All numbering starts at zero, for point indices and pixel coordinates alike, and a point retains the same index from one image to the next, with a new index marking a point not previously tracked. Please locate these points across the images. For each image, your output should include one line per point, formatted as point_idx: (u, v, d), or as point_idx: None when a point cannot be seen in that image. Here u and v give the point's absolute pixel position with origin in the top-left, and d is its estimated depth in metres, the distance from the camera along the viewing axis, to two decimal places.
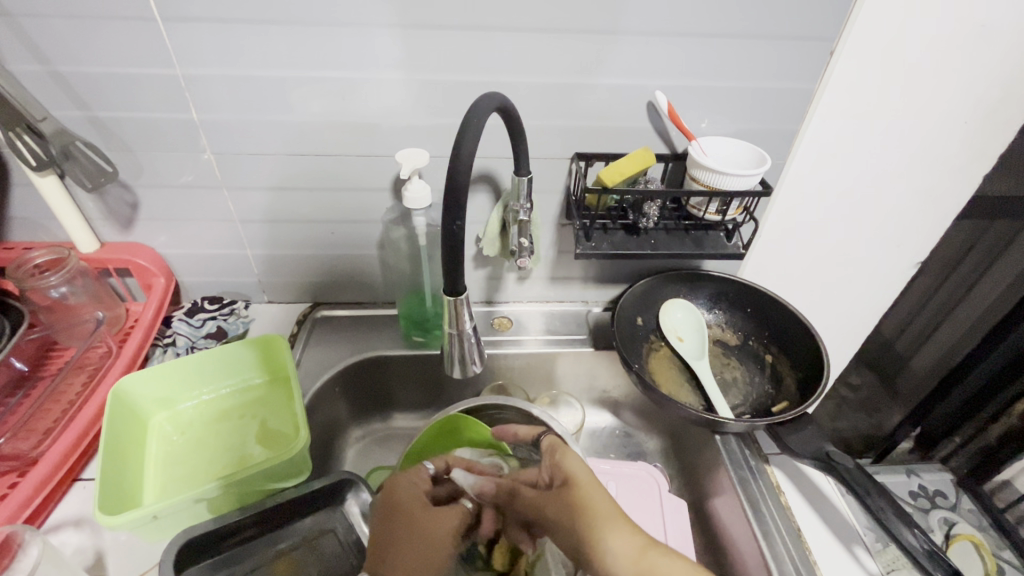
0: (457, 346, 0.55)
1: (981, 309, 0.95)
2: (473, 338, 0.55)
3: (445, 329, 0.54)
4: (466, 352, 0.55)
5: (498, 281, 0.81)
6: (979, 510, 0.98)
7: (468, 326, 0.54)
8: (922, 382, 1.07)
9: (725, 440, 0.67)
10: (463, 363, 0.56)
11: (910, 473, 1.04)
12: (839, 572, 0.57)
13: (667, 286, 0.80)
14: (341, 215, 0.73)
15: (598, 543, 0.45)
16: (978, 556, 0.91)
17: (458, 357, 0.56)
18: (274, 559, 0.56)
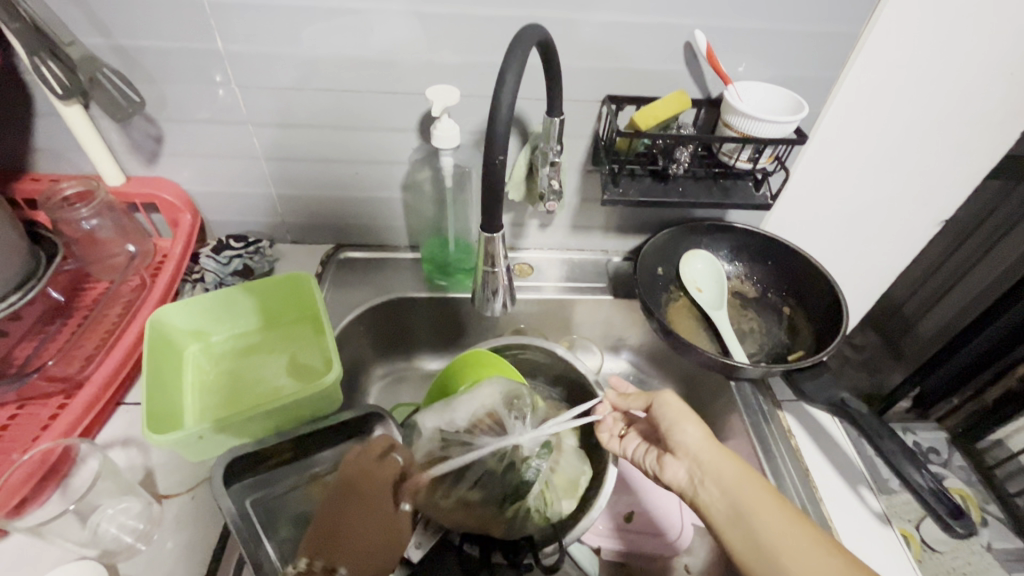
0: (490, 285, 0.57)
1: (996, 272, 0.94)
2: (504, 277, 0.57)
3: (479, 266, 0.56)
4: (497, 292, 0.57)
5: (520, 227, 0.81)
6: (970, 467, 1.07)
7: (502, 263, 0.56)
8: (925, 346, 1.05)
9: (739, 386, 0.70)
10: (493, 303, 0.59)
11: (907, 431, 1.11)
12: (844, 509, 0.60)
13: (688, 237, 0.80)
14: (364, 156, 0.72)
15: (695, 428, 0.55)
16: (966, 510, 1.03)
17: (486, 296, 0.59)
18: (310, 481, 0.59)
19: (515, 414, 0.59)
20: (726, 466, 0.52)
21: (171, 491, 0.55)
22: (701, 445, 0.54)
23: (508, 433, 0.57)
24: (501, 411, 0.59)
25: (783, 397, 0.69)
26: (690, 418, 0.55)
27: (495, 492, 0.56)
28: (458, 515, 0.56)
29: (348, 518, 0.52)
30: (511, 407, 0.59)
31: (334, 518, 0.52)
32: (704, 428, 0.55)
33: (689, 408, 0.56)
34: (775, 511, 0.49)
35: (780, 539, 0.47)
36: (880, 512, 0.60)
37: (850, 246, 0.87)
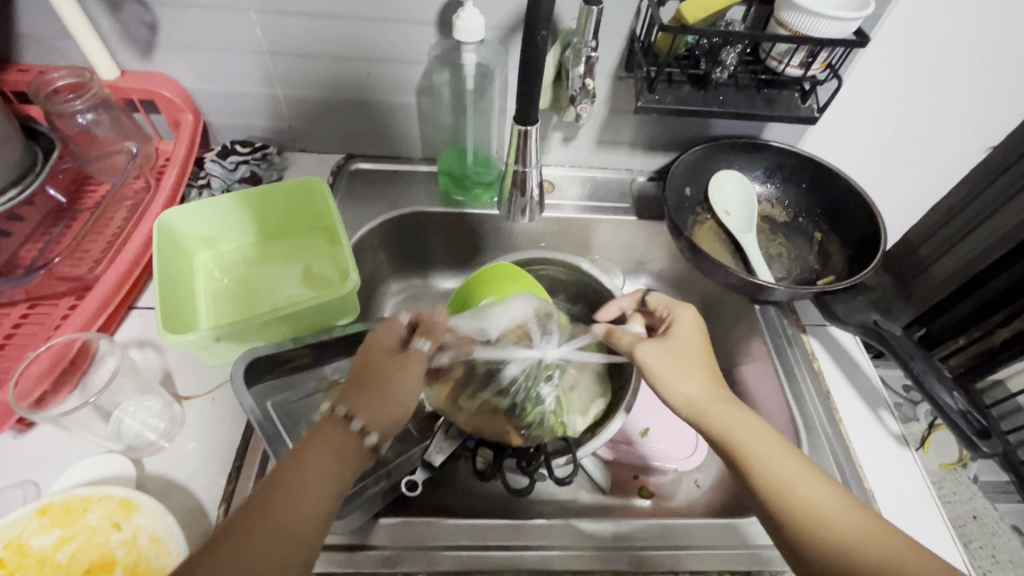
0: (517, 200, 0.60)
1: (997, 234, 0.88)
2: (535, 179, 0.58)
3: (509, 165, 0.57)
4: (526, 194, 0.59)
5: (542, 141, 0.77)
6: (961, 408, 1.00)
7: (535, 164, 0.57)
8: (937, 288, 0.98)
9: (764, 310, 0.68)
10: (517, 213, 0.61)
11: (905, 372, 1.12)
12: (863, 430, 0.59)
13: (721, 156, 0.76)
14: (378, 52, 0.67)
15: (675, 385, 0.51)
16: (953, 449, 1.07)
17: (519, 195, 0.60)
18: (329, 387, 0.58)
19: (545, 332, 0.57)
20: (720, 415, 0.48)
21: (191, 393, 0.55)
22: (695, 395, 0.50)
23: (534, 347, 0.56)
24: (532, 326, 0.57)
25: (808, 322, 0.68)
26: (675, 371, 0.51)
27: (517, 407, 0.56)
28: (482, 422, 0.56)
29: (378, 380, 0.48)
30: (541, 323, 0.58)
31: (369, 377, 0.48)
32: (694, 377, 0.51)
33: (673, 357, 0.52)
34: (770, 450, 0.46)
35: (782, 480, 0.44)
36: (899, 434, 0.59)
37: (888, 172, 0.82)
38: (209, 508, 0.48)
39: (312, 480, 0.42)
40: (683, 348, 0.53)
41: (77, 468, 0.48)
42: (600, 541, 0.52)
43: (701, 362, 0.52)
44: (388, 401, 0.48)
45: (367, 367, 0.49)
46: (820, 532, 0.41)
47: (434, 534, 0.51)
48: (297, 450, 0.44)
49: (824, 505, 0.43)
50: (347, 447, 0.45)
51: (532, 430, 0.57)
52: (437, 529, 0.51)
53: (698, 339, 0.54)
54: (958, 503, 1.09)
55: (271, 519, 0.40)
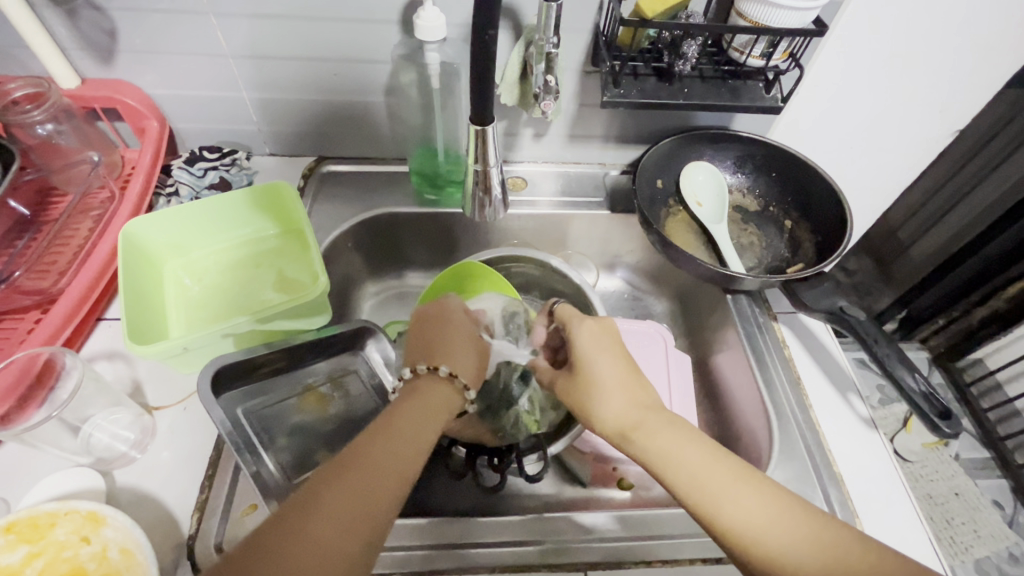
0: (479, 186, 0.58)
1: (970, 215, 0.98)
2: (497, 178, 0.58)
3: (469, 165, 0.57)
4: (488, 192, 0.58)
5: (513, 137, 0.77)
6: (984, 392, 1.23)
7: (494, 163, 0.56)
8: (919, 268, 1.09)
9: (736, 299, 0.69)
10: (481, 206, 0.60)
11: None
12: (832, 414, 0.60)
13: (691, 148, 0.76)
14: (344, 54, 0.66)
15: (594, 410, 0.50)
16: None
17: (480, 197, 0.59)
18: (303, 392, 0.58)
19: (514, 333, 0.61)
20: (642, 442, 0.47)
21: (162, 403, 0.55)
22: (617, 421, 0.49)
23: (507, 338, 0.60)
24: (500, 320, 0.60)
25: (780, 310, 0.69)
26: (594, 398, 0.50)
27: (491, 409, 0.59)
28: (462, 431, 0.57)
29: (458, 340, 0.53)
30: (510, 322, 0.61)
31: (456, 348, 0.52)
32: (615, 403, 0.49)
33: (592, 380, 0.51)
34: (697, 472, 0.44)
35: (705, 498, 0.43)
36: (867, 417, 0.60)
37: (856, 159, 0.83)
38: (182, 518, 0.48)
39: (397, 443, 0.43)
40: (592, 368, 0.51)
41: (47, 482, 0.48)
42: (574, 532, 0.53)
43: (619, 380, 0.50)
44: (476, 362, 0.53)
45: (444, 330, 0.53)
46: (760, 552, 0.40)
47: (411, 535, 0.52)
48: (390, 414, 0.45)
49: (776, 523, 0.41)
50: (430, 413, 0.46)
51: (506, 431, 0.58)
52: (413, 527, 0.52)
53: (616, 361, 0.52)
54: (939, 481, 1.12)
55: (353, 487, 0.40)
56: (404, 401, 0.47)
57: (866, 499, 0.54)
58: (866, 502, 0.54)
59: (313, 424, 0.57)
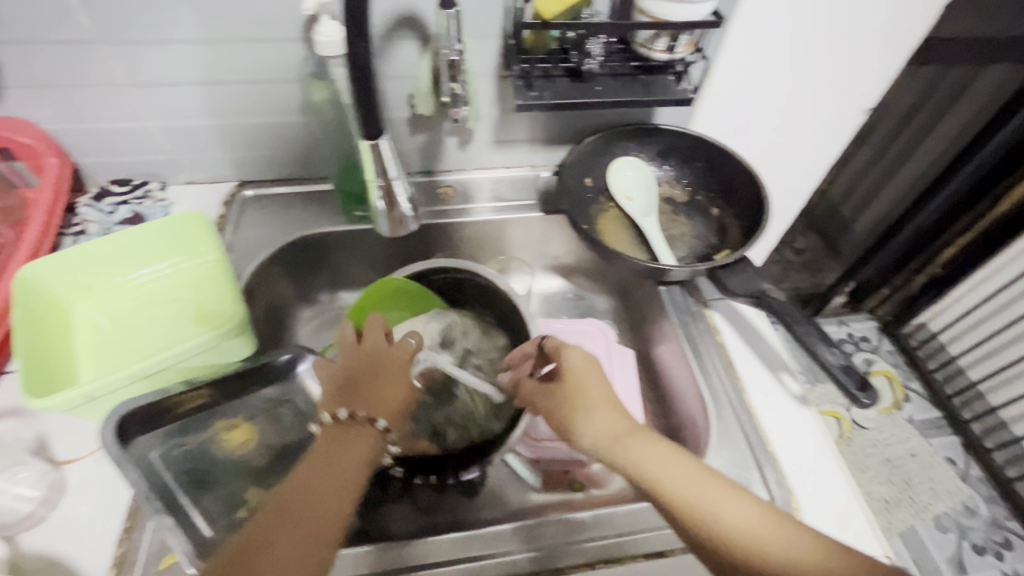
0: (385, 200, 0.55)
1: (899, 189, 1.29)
2: (402, 189, 0.55)
3: (370, 177, 0.55)
4: (396, 207, 0.55)
5: (438, 147, 0.76)
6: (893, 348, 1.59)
7: (394, 172, 0.54)
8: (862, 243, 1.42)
9: (669, 290, 0.70)
10: (395, 223, 0.57)
11: (843, 323, 1.63)
12: (766, 395, 0.61)
13: (615, 145, 0.77)
14: (251, 75, 0.64)
15: (579, 426, 0.50)
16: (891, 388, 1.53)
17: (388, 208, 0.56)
18: (227, 428, 0.56)
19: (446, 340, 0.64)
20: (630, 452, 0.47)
21: (71, 457, 0.52)
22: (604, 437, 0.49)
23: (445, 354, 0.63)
24: (437, 338, 0.63)
25: (712, 297, 0.69)
26: (581, 413, 0.50)
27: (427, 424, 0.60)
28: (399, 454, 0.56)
29: (388, 381, 0.52)
30: (446, 339, 0.64)
31: (376, 380, 0.52)
32: (604, 417, 0.49)
33: (577, 398, 0.51)
34: (684, 481, 0.45)
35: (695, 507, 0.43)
36: (798, 395, 0.61)
37: (777, 143, 0.85)
38: None
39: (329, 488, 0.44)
40: (578, 384, 0.52)
41: None
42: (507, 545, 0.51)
43: (603, 399, 0.51)
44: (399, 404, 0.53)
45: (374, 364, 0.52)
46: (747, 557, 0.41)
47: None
48: (311, 466, 0.45)
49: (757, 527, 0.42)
50: (353, 470, 0.46)
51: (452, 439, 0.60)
52: (343, 560, 0.50)
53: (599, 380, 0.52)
54: None
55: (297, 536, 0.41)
56: (329, 450, 0.46)
57: (800, 477, 0.55)
58: (801, 479, 0.55)
59: (245, 461, 0.55)
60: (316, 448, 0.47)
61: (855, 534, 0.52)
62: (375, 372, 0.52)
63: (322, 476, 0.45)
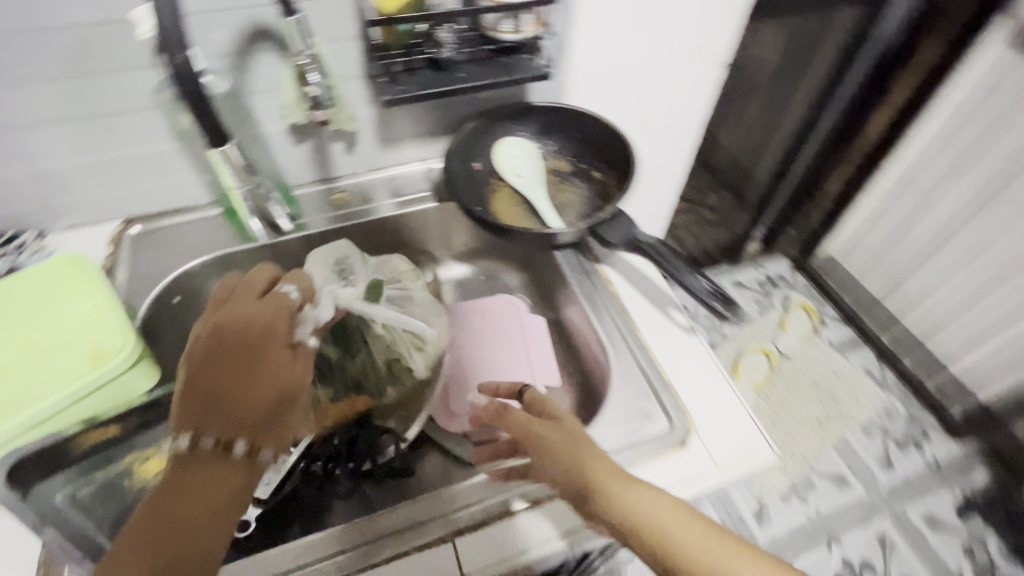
0: (256, 202, 0.70)
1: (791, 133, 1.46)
2: (259, 194, 0.69)
3: (233, 190, 0.66)
4: (265, 205, 0.71)
5: (325, 155, 0.77)
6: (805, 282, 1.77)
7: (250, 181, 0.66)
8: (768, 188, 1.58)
9: (564, 254, 0.74)
10: (264, 212, 0.73)
11: (759, 269, 1.82)
12: (658, 330, 0.66)
13: (496, 128, 0.81)
14: (113, 108, 0.63)
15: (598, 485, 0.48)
16: (807, 321, 1.67)
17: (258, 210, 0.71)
18: (141, 458, 0.57)
19: (345, 280, 0.70)
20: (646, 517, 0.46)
21: None
22: (613, 492, 0.48)
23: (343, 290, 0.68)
24: (332, 284, 0.68)
25: (604, 253, 0.74)
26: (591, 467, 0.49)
27: (343, 381, 0.68)
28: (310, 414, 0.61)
29: (246, 379, 0.46)
30: (340, 275, 0.71)
31: (234, 373, 0.46)
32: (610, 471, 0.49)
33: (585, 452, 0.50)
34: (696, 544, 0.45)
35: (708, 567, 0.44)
36: (686, 325, 0.66)
37: (652, 106, 0.91)
38: None
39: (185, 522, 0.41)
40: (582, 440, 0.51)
41: None
42: (429, 512, 0.54)
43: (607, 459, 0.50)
44: (267, 388, 0.47)
45: (246, 356, 0.47)
46: None
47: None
48: (164, 498, 0.42)
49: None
50: (206, 497, 0.42)
51: (373, 384, 0.68)
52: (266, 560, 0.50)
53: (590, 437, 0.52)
54: None
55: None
56: (182, 480, 0.42)
57: (696, 400, 0.60)
58: (695, 399, 0.60)
59: None
60: (170, 479, 0.43)
61: (747, 435, 0.57)
62: (248, 365, 0.47)
63: (175, 504, 0.42)
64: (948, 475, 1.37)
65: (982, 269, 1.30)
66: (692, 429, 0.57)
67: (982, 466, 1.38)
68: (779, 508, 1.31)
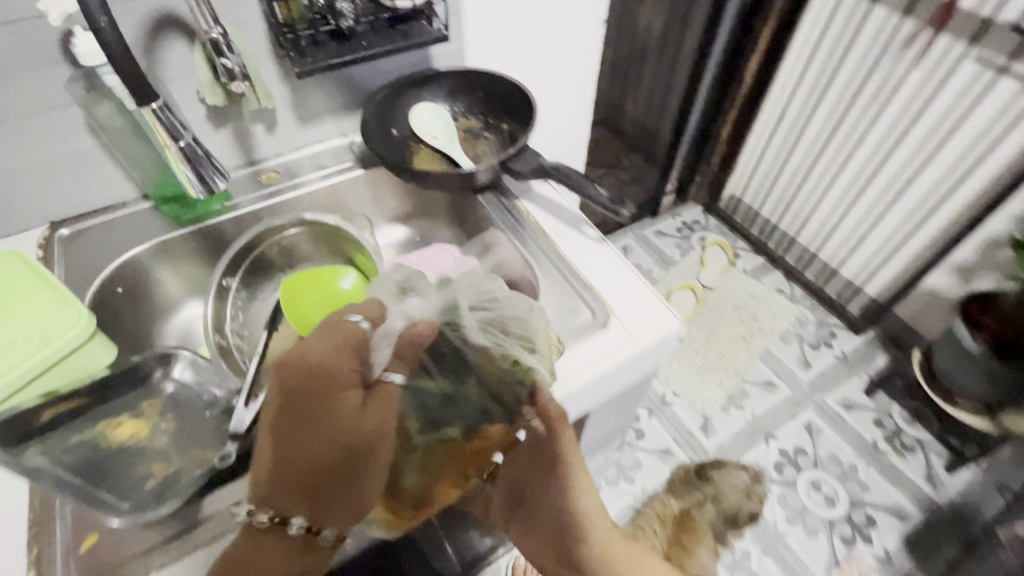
0: (187, 160, 0.67)
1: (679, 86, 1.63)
2: (194, 154, 0.67)
3: (165, 145, 0.65)
4: (195, 166, 0.68)
5: (247, 136, 0.81)
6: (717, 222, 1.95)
7: (185, 136, 0.65)
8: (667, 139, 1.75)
9: (485, 196, 0.82)
10: (203, 182, 0.69)
11: (676, 216, 1.98)
12: (573, 244, 0.75)
13: (407, 95, 0.87)
14: (24, 107, 0.65)
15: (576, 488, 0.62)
16: (723, 255, 1.84)
17: (197, 174, 0.68)
18: (110, 426, 0.57)
19: (407, 294, 0.57)
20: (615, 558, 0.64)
21: None
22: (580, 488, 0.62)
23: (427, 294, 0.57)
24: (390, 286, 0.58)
25: (519, 189, 0.82)
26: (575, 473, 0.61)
27: (465, 418, 0.51)
28: (433, 452, 0.52)
29: (307, 430, 0.47)
30: (400, 292, 0.57)
31: (302, 428, 0.47)
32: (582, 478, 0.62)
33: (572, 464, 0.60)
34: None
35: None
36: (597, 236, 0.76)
37: (548, 64, 1.00)
38: None
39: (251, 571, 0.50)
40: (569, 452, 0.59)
41: None
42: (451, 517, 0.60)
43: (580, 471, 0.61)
44: (333, 450, 0.48)
45: (298, 412, 0.47)
46: None
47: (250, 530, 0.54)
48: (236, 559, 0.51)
49: None
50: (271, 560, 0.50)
51: (501, 417, 0.52)
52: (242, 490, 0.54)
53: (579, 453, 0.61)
54: None
55: None
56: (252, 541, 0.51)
57: (613, 295, 0.69)
58: (612, 293, 0.69)
59: (135, 451, 0.57)
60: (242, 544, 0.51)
61: (657, 314, 0.66)
62: (315, 416, 0.47)
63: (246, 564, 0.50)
64: (855, 364, 1.57)
65: (849, 181, 1.51)
66: (610, 315, 0.66)
67: (881, 351, 1.58)
68: (721, 417, 1.46)
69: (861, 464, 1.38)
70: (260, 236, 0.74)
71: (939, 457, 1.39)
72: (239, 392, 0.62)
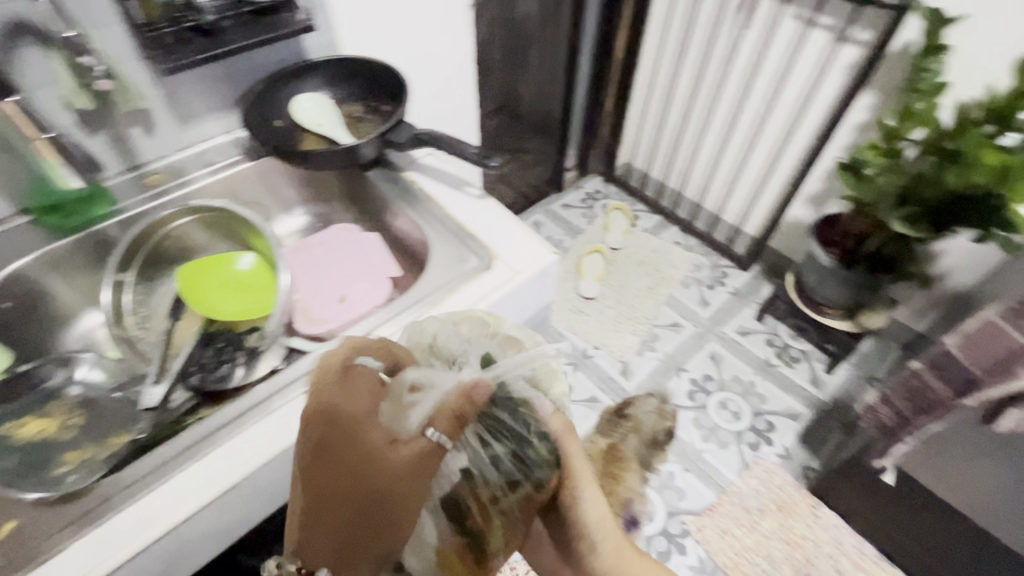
0: (55, 150, 0.75)
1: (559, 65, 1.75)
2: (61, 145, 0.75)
3: (28, 140, 0.72)
4: (65, 155, 0.76)
5: (125, 141, 0.82)
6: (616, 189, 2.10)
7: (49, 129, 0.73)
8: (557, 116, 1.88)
9: (372, 172, 0.88)
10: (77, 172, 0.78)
11: (579, 188, 2.12)
12: (457, 203, 0.83)
13: (286, 86, 0.90)
14: None
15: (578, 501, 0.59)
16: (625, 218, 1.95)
17: (68, 161, 0.77)
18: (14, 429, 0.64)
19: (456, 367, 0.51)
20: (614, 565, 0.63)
21: None
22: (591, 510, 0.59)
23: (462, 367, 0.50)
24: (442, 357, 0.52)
25: (404, 162, 0.89)
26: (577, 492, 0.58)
27: (509, 480, 0.50)
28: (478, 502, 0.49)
29: (336, 478, 0.46)
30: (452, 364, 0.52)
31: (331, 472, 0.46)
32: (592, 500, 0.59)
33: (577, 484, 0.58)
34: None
35: None
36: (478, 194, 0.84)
37: (424, 48, 1.05)
38: None
39: None
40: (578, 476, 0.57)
41: None
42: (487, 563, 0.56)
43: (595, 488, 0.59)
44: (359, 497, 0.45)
45: (329, 455, 0.46)
46: None
47: (166, 492, 0.54)
48: None
49: None
50: None
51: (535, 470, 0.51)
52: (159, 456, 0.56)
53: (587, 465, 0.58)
54: None
55: None
56: None
57: (496, 242, 0.77)
58: (493, 239, 0.77)
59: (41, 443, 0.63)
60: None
61: (536, 251, 0.75)
62: (344, 460, 0.46)
63: None
64: (746, 297, 1.76)
65: (716, 135, 1.69)
66: (493, 257, 0.75)
67: (767, 282, 1.79)
68: (637, 360, 1.60)
69: (758, 379, 1.56)
70: (149, 228, 0.78)
71: (821, 363, 1.60)
72: (150, 375, 0.67)
